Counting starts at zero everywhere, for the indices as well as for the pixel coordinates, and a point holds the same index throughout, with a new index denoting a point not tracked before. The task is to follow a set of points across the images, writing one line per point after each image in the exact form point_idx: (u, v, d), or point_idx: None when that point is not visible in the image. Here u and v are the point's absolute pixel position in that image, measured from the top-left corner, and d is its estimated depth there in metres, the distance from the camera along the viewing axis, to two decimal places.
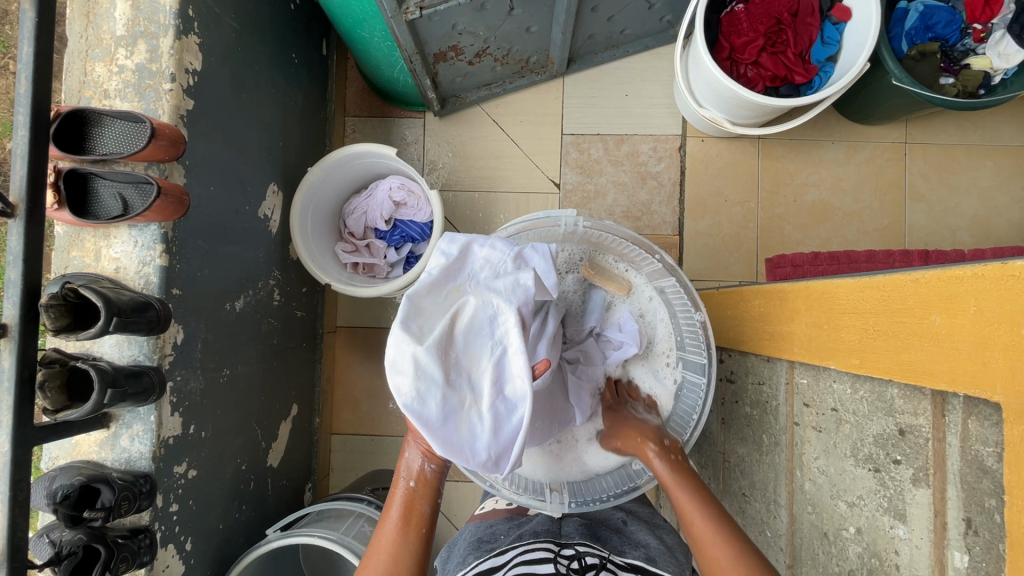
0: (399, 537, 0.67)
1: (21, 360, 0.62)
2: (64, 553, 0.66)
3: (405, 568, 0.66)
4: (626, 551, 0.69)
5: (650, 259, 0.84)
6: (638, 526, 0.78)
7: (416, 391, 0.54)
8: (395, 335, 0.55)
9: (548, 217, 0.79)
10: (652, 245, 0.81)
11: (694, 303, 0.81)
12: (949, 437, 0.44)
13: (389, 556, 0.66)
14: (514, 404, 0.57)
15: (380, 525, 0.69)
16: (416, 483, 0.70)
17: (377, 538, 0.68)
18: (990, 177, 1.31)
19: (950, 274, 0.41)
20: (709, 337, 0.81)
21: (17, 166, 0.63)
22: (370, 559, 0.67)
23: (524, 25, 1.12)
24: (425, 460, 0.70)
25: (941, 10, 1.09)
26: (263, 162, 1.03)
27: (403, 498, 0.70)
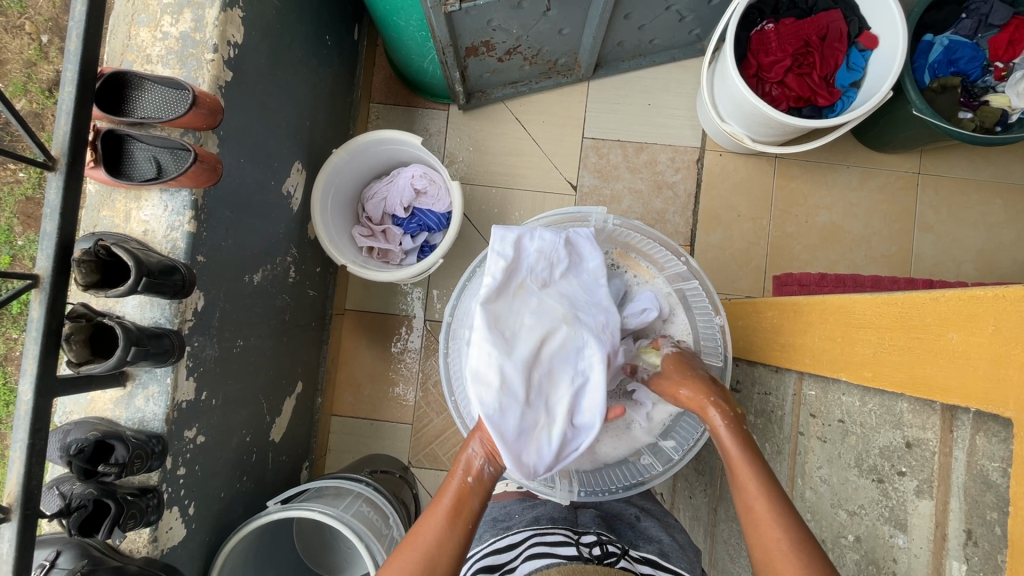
0: (447, 524, 0.66)
1: (50, 311, 0.63)
2: (74, 506, 0.67)
3: (447, 558, 0.63)
4: (640, 545, 0.76)
5: (675, 261, 0.89)
6: (650, 522, 0.84)
7: (502, 404, 0.66)
8: (490, 351, 0.68)
9: (579, 211, 0.87)
10: (680, 247, 0.88)
11: (715, 307, 0.86)
12: (956, 451, 0.46)
13: (435, 540, 0.64)
14: (577, 431, 0.71)
15: (429, 509, 0.68)
16: (474, 479, 0.71)
17: (424, 521, 0.67)
18: (999, 214, 1.33)
19: (969, 294, 0.43)
20: (726, 341, 0.86)
21: (61, 121, 0.64)
22: (415, 537, 0.65)
23: (557, 27, 1.14)
24: (489, 459, 0.72)
25: (965, 46, 1.12)
26: (291, 139, 1.04)
27: (457, 490, 0.70)
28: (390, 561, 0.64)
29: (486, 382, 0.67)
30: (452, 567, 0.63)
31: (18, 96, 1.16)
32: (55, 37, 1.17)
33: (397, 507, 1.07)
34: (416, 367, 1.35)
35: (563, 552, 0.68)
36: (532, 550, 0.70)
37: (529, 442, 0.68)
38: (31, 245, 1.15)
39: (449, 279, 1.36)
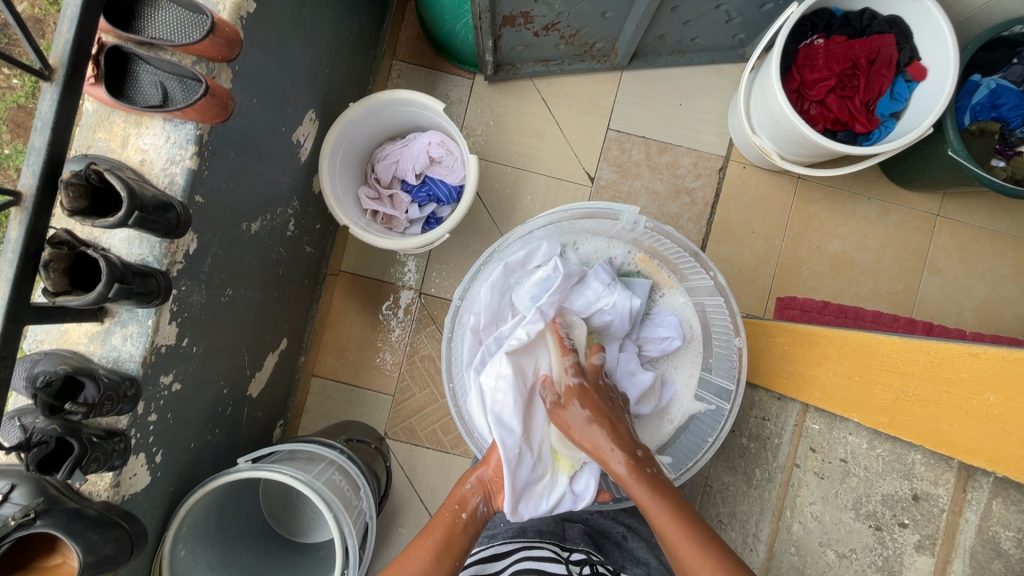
0: (434, 558, 0.66)
1: (30, 234, 0.58)
2: (34, 441, 0.62)
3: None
4: (627, 569, 0.77)
5: (702, 275, 0.85)
6: (637, 543, 0.84)
7: (519, 453, 0.75)
8: (514, 401, 0.77)
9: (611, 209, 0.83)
10: (711, 263, 0.82)
11: (736, 329, 0.82)
12: (967, 512, 0.48)
13: (421, 574, 0.64)
14: (577, 493, 0.79)
15: (419, 539, 0.68)
16: (468, 516, 0.71)
17: (412, 549, 0.67)
18: (1008, 267, 1.32)
19: (1015, 357, 0.42)
20: (742, 366, 0.82)
21: (63, 29, 0.59)
22: (402, 565, 0.65)
23: (601, 8, 1.09)
24: (482, 499, 0.74)
25: (1012, 92, 1.08)
26: (308, 86, 0.99)
27: (449, 524, 0.70)
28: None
29: (509, 428, 0.76)
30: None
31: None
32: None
33: (369, 479, 1.05)
34: (406, 339, 1.32)
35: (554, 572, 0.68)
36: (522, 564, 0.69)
37: (530, 494, 0.76)
38: (18, 155, 1.08)
39: (451, 254, 1.33)
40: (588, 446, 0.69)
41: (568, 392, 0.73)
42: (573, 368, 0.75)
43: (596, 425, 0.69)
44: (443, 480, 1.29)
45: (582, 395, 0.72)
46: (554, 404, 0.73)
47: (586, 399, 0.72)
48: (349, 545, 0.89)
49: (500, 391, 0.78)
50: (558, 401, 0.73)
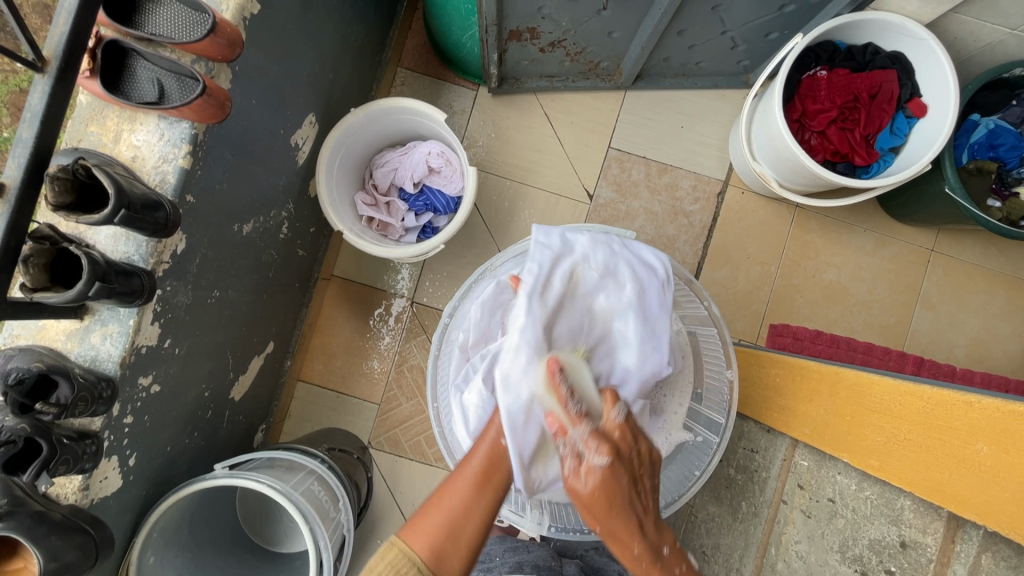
0: (476, 491, 0.63)
1: (11, 227, 0.57)
2: (1, 440, 0.59)
3: (474, 523, 0.61)
4: None
5: (697, 305, 0.83)
6: None
7: None
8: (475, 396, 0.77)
9: (607, 232, 0.84)
10: (705, 291, 0.82)
11: (727, 360, 0.80)
12: (955, 565, 0.46)
13: (463, 506, 0.62)
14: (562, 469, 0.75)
15: (458, 470, 0.66)
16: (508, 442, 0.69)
17: (452, 482, 0.64)
18: (1000, 305, 1.33)
19: (1009, 409, 0.40)
20: (732, 399, 0.79)
21: (60, 20, 0.58)
22: (441, 498, 0.62)
23: (607, 28, 1.09)
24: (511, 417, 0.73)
25: (1010, 133, 1.10)
26: (310, 90, 0.98)
27: (489, 452, 0.67)
28: (412, 522, 0.61)
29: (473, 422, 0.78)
30: (477, 531, 0.61)
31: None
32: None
33: (349, 490, 1.03)
34: (395, 348, 1.31)
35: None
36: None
37: (539, 461, 0.70)
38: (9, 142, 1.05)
39: (445, 264, 1.32)
40: (609, 539, 0.61)
41: (591, 472, 0.59)
42: (598, 446, 0.61)
43: (617, 519, 0.60)
44: (425, 493, 1.27)
45: (608, 480, 0.59)
46: (572, 477, 0.61)
47: (611, 488, 0.59)
48: (324, 558, 0.87)
49: (483, 403, 0.76)
50: (575, 479, 0.60)
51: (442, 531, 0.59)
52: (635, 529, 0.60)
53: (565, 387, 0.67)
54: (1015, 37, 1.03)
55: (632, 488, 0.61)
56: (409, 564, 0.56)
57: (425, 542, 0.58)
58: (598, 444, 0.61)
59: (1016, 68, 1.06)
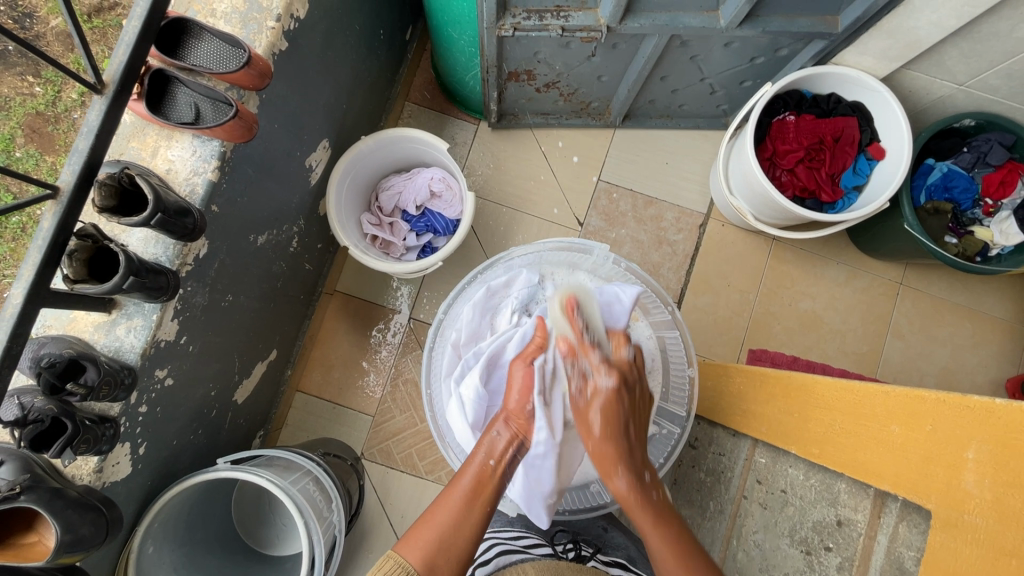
0: (467, 504, 0.67)
1: (60, 225, 0.64)
2: (30, 418, 0.66)
3: (463, 539, 0.63)
4: (611, 550, 0.83)
5: (662, 309, 0.91)
6: (617, 533, 0.89)
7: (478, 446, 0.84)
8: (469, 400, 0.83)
9: (582, 244, 0.92)
10: (670, 296, 0.90)
11: (689, 359, 0.88)
12: (879, 535, 0.50)
13: (454, 519, 0.65)
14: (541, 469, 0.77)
15: (448, 488, 0.69)
16: (495, 463, 0.71)
17: (442, 501, 0.67)
18: (965, 337, 1.40)
19: (917, 394, 0.47)
20: (694, 394, 0.87)
21: (119, 52, 0.68)
22: (434, 513, 0.65)
23: (597, 72, 1.21)
24: (511, 445, 0.74)
25: (962, 176, 1.20)
26: (325, 118, 1.08)
27: (479, 471, 0.70)
28: (406, 536, 0.64)
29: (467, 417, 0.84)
30: (469, 543, 0.64)
31: (55, 15, 1.16)
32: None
33: (341, 494, 1.06)
34: (391, 361, 1.37)
35: (536, 551, 0.74)
36: (504, 547, 0.75)
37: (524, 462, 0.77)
38: (30, 160, 1.13)
39: (442, 283, 1.39)
40: (600, 465, 0.73)
41: (597, 391, 0.74)
42: (607, 371, 0.75)
43: (612, 440, 0.72)
44: (414, 505, 1.30)
45: (611, 402, 0.73)
46: (578, 395, 0.76)
47: (612, 406, 0.73)
48: (316, 553, 0.90)
49: (478, 398, 0.82)
50: (584, 400, 0.75)
51: (433, 543, 0.62)
52: (621, 455, 0.72)
53: (581, 320, 0.80)
54: (962, 93, 1.15)
55: (626, 425, 0.73)
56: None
57: (417, 552, 0.61)
58: (607, 370, 0.76)
59: (965, 119, 1.16)
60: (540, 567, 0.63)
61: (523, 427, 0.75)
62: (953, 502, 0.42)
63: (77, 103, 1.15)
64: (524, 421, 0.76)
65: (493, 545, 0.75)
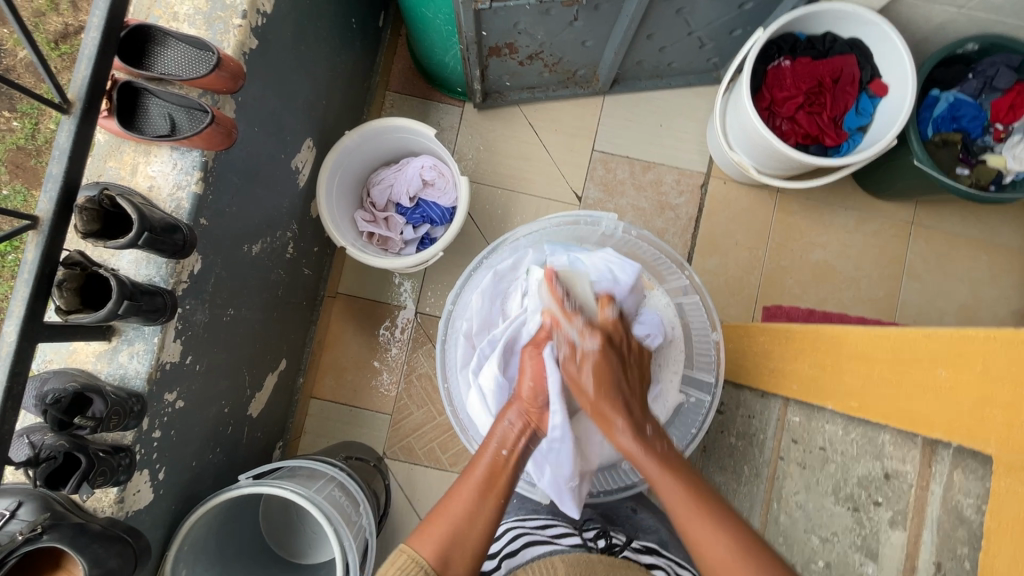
0: (479, 496, 0.64)
1: (46, 255, 0.62)
2: (42, 457, 0.65)
3: (479, 530, 0.61)
4: (641, 536, 0.80)
5: (678, 275, 0.88)
6: (647, 514, 0.88)
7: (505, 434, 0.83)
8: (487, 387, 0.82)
9: (590, 216, 0.88)
10: (685, 260, 0.87)
11: (712, 323, 0.85)
12: (933, 485, 0.48)
13: (467, 512, 0.62)
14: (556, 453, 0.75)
15: (460, 480, 0.66)
16: (510, 453, 0.69)
17: (454, 491, 0.65)
18: (983, 271, 1.37)
19: (962, 333, 0.44)
20: (720, 359, 0.84)
21: (81, 67, 0.64)
22: (445, 507, 0.63)
23: (581, 37, 1.16)
24: (524, 435, 0.71)
25: (969, 104, 1.15)
26: (306, 116, 1.04)
27: (492, 462, 0.68)
28: (418, 530, 0.61)
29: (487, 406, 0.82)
30: (485, 536, 0.62)
31: (20, 44, 1.11)
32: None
33: (369, 495, 1.05)
34: (402, 358, 1.35)
35: (564, 541, 0.71)
36: (530, 538, 0.72)
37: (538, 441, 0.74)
38: (16, 196, 1.11)
39: (445, 274, 1.37)
40: (598, 422, 0.71)
41: (586, 355, 0.72)
42: (591, 334, 0.74)
43: (603, 395, 0.71)
44: None
45: (601, 363, 0.72)
46: (568, 363, 0.73)
47: (601, 369, 0.72)
48: (349, 560, 0.89)
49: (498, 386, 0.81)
50: (574, 363, 0.73)
51: (448, 537, 0.60)
52: (616, 404, 0.70)
53: (561, 289, 0.79)
54: (963, 16, 1.10)
55: (618, 385, 0.72)
56: (420, 570, 0.57)
57: (432, 547, 0.59)
58: (591, 331, 0.75)
59: (969, 44, 1.12)
60: (569, 559, 0.60)
61: (536, 416, 0.73)
62: (1017, 443, 0.39)
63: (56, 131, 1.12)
64: (536, 411, 0.74)
65: (518, 537, 0.73)
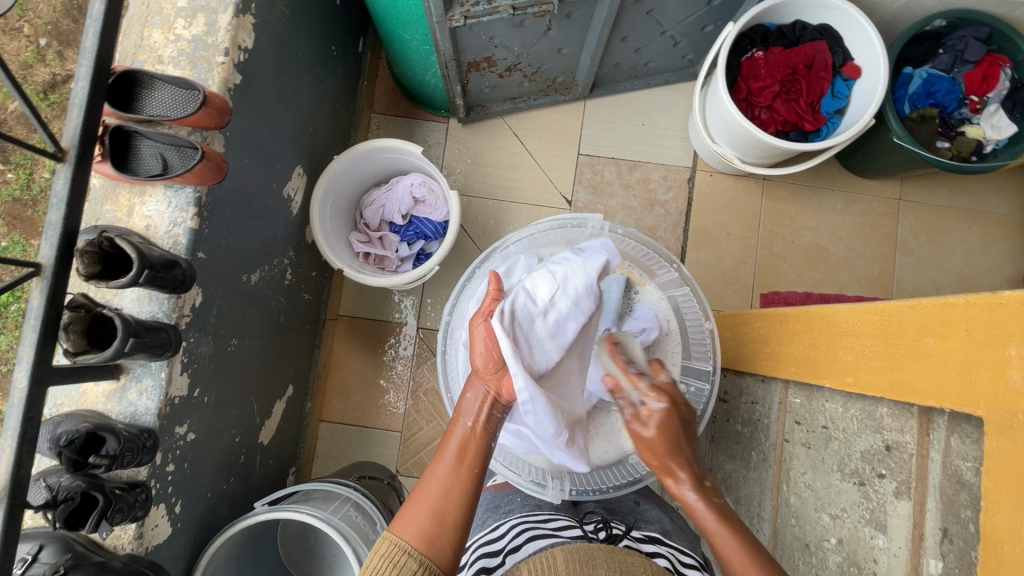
0: (456, 468, 0.66)
1: (50, 300, 0.63)
2: (60, 498, 0.66)
3: (456, 509, 0.63)
4: (643, 527, 0.82)
5: (668, 268, 0.90)
6: (650, 505, 0.90)
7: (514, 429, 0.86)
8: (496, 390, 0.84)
9: (577, 218, 0.91)
10: (672, 253, 0.89)
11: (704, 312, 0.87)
12: (932, 453, 0.48)
13: (444, 489, 0.64)
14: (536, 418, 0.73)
15: (434, 461, 0.67)
16: (474, 424, 0.70)
17: (431, 472, 0.66)
18: (974, 240, 1.38)
19: (946, 302, 0.45)
20: (715, 346, 0.86)
21: (73, 115, 0.66)
22: (423, 488, 0.64)
23: (557, 46, 1.18)
24: (486, 402, 0.72)
25: (943, 79, 1.17)
26: (294, 144, 1.06)
27: (461, 436, 0.69)
28: (399, 513, 0.63)
29: None
30: (464, 511, 0.63)
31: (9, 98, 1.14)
32: (51, 40, 1.15)
33: (385, 513, 1.05)
34: (408, 375, 1.36)
35: (566, 534, 0.72)
36: (533, 532, 0.73)
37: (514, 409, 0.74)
38: (15, 248, 1.12)
39: (443, 288, 1.38)
40: (663, 474, 0.69)
41: (651, 416, 0.69)
42: (656, 394, 0.70)
43: (670, 452, 0.69)
44: None
45: (669, 422, 0.69)
46: (632, 426, 0.71)
47: (669, 429, 0.69)
48: None
49: None
50: (637, 425, 0.70)
51: (427, 517, 0.61)
52: (684, 460, 0.69)
53: (623, 357, 0.76)
54: None
55: (683, 444, 0.69)
56: (403, 554, 0.58)
57: (413, 531, 0.60)
58: (658, 394, 0.70)
59: (936, 20, 1.14)
60: (569, 550, 0.61)
61: (496, 382, 0.73)
62: (1005, 402, 0.40)
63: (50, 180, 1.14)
64: (494, 377, 0.73)
65: (523, 531, 0.73)
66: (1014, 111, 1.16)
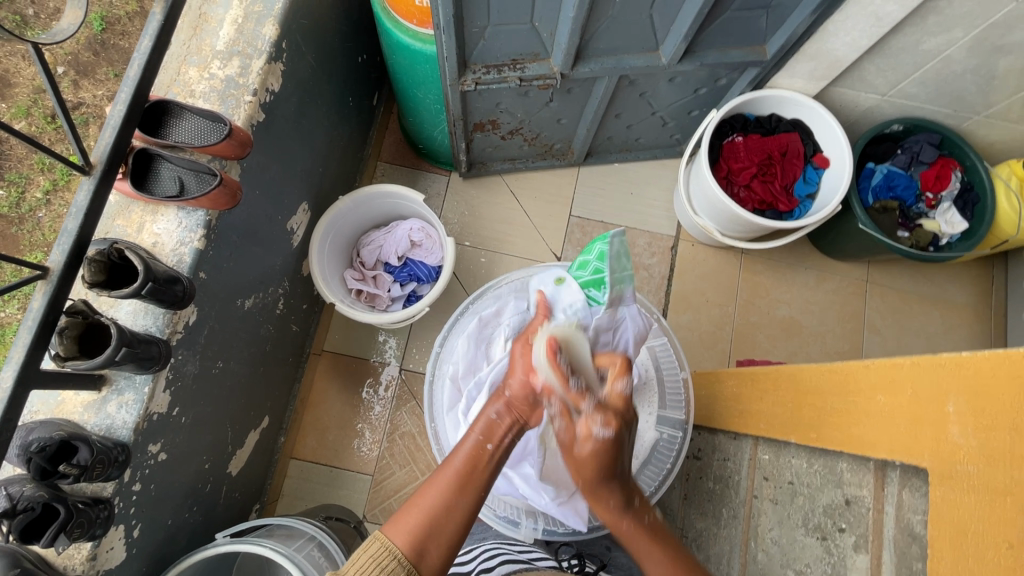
0: (455, 487, 0.61)
1: (50, 304, 0.64)
2: (19, 508, 0.64)
3: (455, 527, 0.59)
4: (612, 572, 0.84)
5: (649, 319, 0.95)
6: (620, 553, 0.89)
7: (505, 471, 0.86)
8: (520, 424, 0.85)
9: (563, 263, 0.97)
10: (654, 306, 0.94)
11: (680, 362, 0.91)
12: (887, 506, 0.51)
13: (443, 505, 0.60)
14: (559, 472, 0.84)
15: (438, 470, 0.63)
16: (494, 447, 0.65)
17: (432, 482, 0.62)
18: (936, 325, 1.47)
19: (893, 362, 0.50)
20: (690, 396, 0.89)
21: (105, 134, 0.71)
22: (423, 496, 0.60)
23: (556, 116, 1.29)
24: (512, 430, 0.67)
25: (902, 175, 1.29)
26: (303, 182, 1.12)
27: (471, 453, 0.64)
28: (393, 518, 0.59)
29: None
30: (460, 531, 0.60)
31: (17, 117, 1.18)
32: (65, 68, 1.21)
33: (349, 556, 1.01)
34: (386, 416, 1.35)
35: (540, 564, 0.73)
36: (506, 557, 0.74)
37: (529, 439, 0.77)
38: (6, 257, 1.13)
39: (430, 331, 1.40)
40: (587, 492, 0.65)
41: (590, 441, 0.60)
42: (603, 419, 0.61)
43: (602, 486, 0.62)
44: None
45: (605, 452, 0.60)
46: (566, 438, 0.62)
47: (605, 457, 0.60)
48: None
49: None
50: (569, 441, 0.62)
51: (423, 528, 0.58)
52: (613, 487, 0.63)
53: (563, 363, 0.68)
54: (886, 102, 1.27)
55: (617, 465, 0.62)
56: (393, 559, 0.55)
57: (406, 537, 0.57)
58: (602, 418, 0.61)
59: (893, 125, 1.28)
60: None
61: (526, 413, 0.69)
62: (946, 455, 0.44)
63: (41, 200, 1.17)
64: (526, 409, 0.69)
65: (498, 555, 0.74)
66: (964, 209, 1.28)
